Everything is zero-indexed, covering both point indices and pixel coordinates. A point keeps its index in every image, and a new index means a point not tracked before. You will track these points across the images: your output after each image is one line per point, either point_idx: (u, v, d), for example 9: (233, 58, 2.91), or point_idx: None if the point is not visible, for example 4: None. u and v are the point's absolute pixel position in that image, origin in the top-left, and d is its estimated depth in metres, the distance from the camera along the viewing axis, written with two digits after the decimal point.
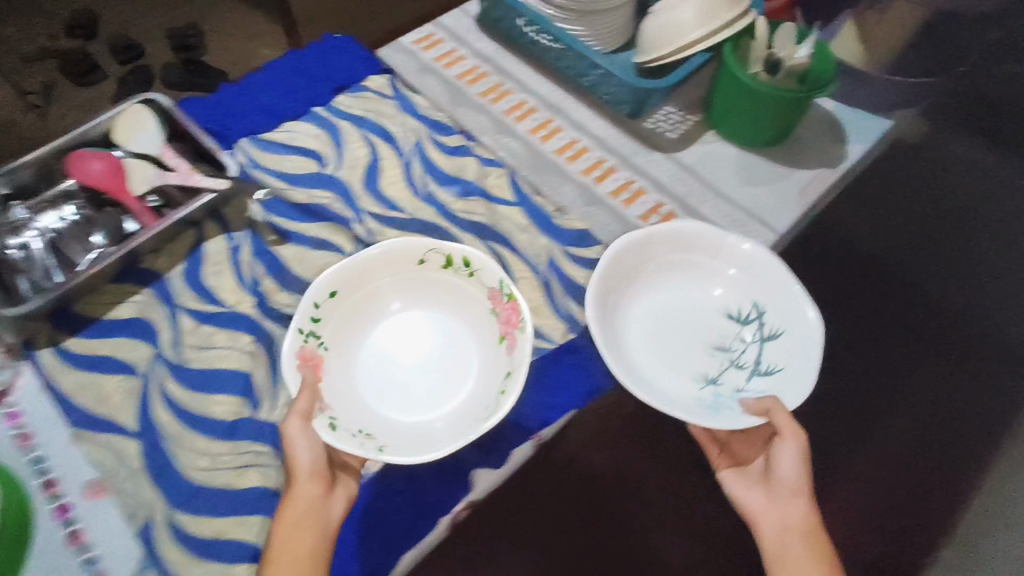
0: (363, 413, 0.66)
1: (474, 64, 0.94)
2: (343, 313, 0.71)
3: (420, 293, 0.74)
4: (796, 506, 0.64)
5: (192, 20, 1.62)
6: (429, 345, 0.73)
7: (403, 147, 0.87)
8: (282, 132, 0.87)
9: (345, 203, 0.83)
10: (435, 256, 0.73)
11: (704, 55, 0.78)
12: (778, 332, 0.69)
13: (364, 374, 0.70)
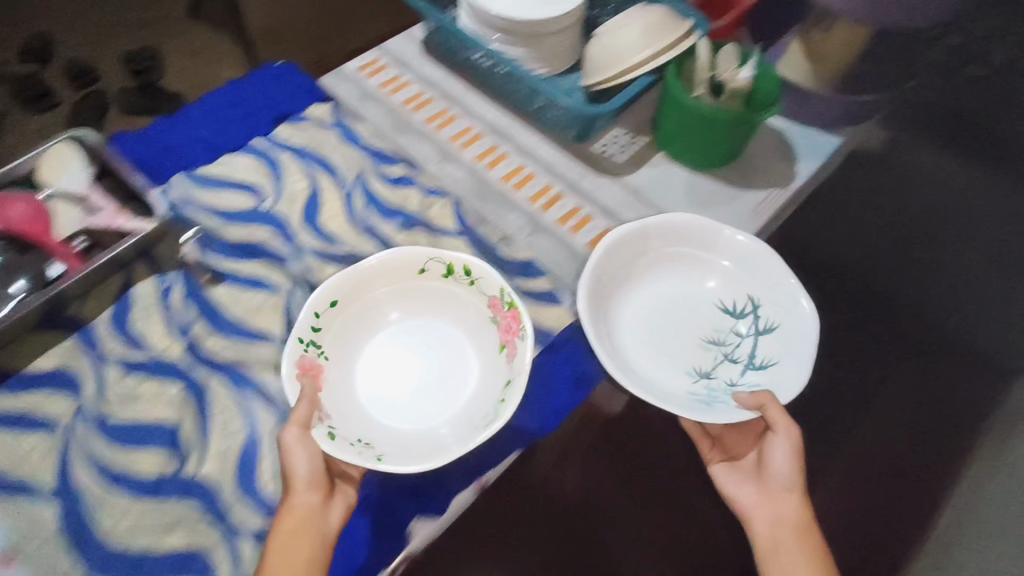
0: (361, 422, 0.61)
1: (420, 91, 0.86)
2: (345, 321, 0.66)
3: (425, 299, 0.69)
4: (788, 504, 0.63)
5: (149, 46, 1.74)
6: (435, 355, 0.67)
7: (343, 178, 0.78)
8: (220, 165, 0.77)
9: (281, 239, 0.72)
10: (436, 263, 0.67)
11: (649, 77, 0.79)
12: (773, 326, 0.69)
13: (367, 387, 0.64)
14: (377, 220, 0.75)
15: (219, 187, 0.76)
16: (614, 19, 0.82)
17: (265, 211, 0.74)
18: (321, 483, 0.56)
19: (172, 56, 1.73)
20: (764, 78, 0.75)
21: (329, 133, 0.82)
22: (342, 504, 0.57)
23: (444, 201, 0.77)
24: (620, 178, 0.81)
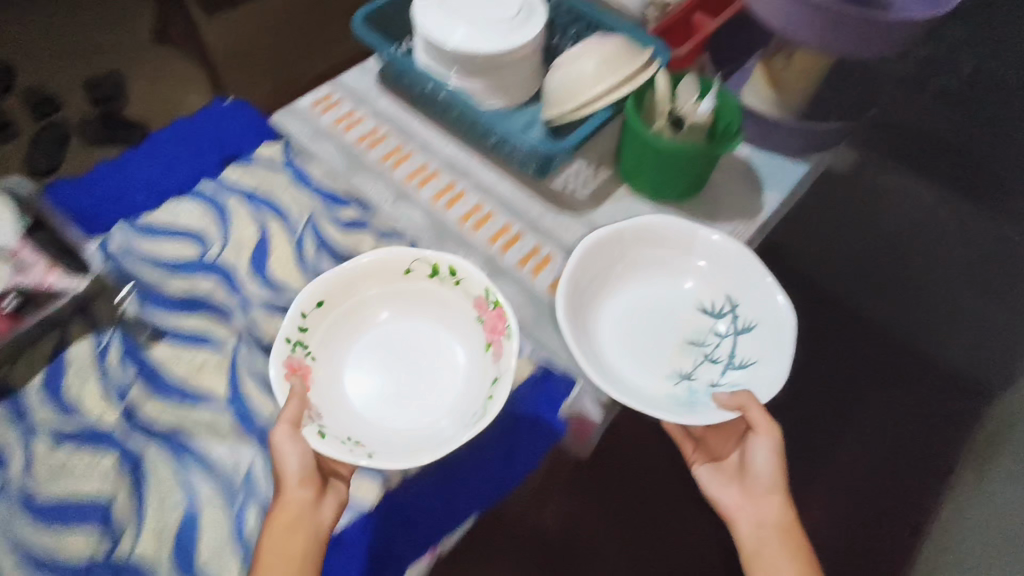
0: (350, 423, 0.61)
1: (375, 126, 0.84)
2: (333, 321, 0.66)
3: (412, 297, 0.69)
4: (772, 504, 0.66)
5: (113, 71, 1.69)
6: (423, 353, 0.68)
7: (293, 222, 0.75)
8: (163, 212, 0.74)
9: (227, 291, 0.69)
10: (422, 264, 0.68)
11: (609, 110, 0.77)
12: (752, 325, 0.68)
13: (355, 386, 0.65)
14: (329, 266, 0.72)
15: (162, 235, 0.72)
16: (570, 49, 0.80)
17: (211, 260, 0.71)
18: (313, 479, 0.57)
19: (135, 81, 1.68)
20: (724, 110, 0.74)
21: (281, 173, 0.79)
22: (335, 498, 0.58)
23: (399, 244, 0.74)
24: (582, 216, 0.78)
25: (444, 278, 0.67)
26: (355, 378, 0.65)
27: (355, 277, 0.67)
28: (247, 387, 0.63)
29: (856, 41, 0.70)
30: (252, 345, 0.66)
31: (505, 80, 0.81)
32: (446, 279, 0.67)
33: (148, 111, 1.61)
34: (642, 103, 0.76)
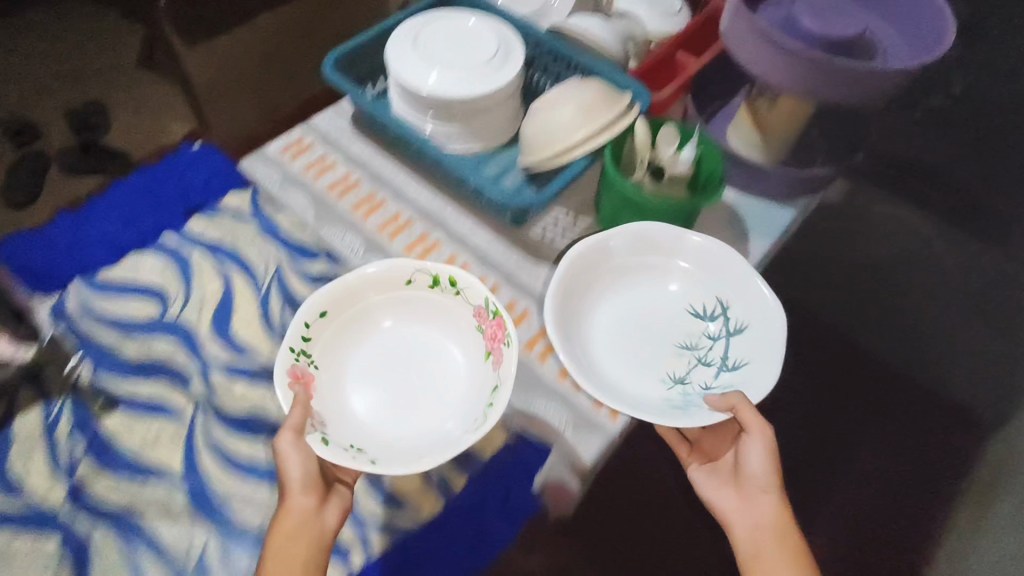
0: (351, 431, 0.60)
1: (347, 172, 0.81)
2: (334, 330, 0.66)
3: (412, 306, 0.69)
4: (766, 505, 0.62)
5: (95, 100, 1.66)
6: (422, 362, 0.67)
7: (260, 278, 0.72)
8: (122, 266, 0.71)
9: (188, 353, 0.66)
10: (423, 273, 0.68)
11: (588, 158, 0.75)
12: (743, 326, 0.66)
13: (354, 395, 0.64)
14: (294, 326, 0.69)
15: (120, 292, 0.69)
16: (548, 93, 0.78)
17: (171, 319, 0.68)
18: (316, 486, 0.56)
19: (118, 110, 1.65)
20: (707, 158, 0.72)
21: (250, 224, 0.76)
22: (338, 505, 0.58)
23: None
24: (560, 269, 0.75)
25: (444, 286, 0.67)
26: (355, 387, 0.64)
27: (354, 286, 0.66)
28: (206, 461, 0.60)
29: (842, 88, 0.67)
30: (209, 414, 0.63)
31: (482, 124, 0.81)
32: (447, 288, 0.67)
33: (132, 141, 1.58)
34: (620, 152, 0.75)
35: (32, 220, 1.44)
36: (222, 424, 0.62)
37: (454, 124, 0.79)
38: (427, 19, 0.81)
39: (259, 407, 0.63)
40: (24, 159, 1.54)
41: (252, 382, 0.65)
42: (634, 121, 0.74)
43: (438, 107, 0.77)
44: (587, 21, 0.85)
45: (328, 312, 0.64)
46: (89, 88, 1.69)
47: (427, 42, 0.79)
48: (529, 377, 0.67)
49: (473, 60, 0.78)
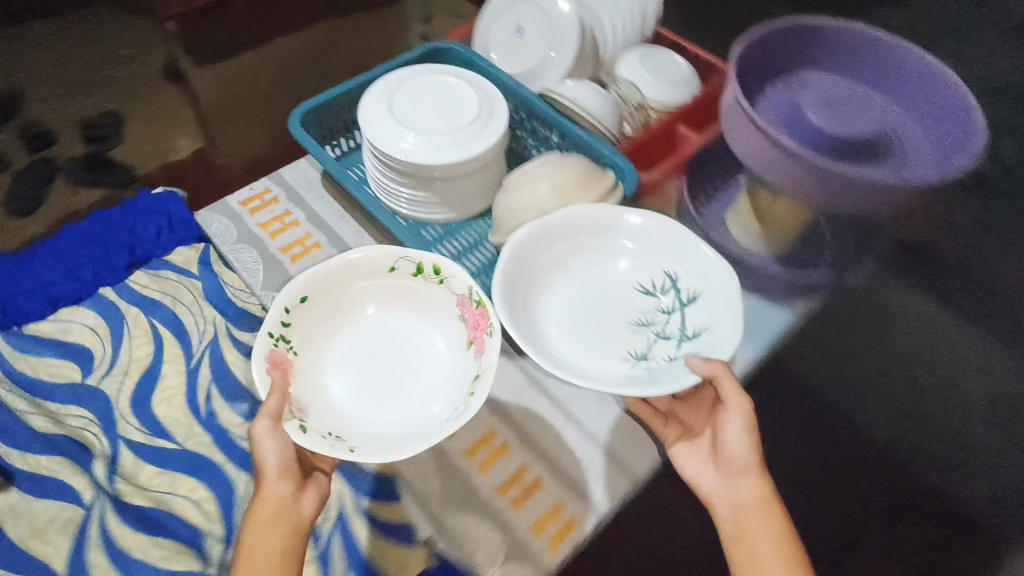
0: (328, 418, 0.59)
1: (307, 232, 0.75)
2: (314, 318, 0.63)
3: (398, 297, 0.66)
4: (752, 483, 0.53)
5: (113, 109, 1.63)
6: (405, 353, 0.65)
7: (193, 345, 0.67)
8: (52, 320, 0.68)
9: (103, 428, 0.64)
10: (407, 260, 0.65)
11: None
12: (697, 294, 0.61)
13: (336, 382, 0.62)
14: (216, 407, 0.63)
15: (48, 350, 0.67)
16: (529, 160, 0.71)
17: (92, 389, 0.66)
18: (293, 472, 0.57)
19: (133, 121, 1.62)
20: None
21: (194, 282, 0.71)
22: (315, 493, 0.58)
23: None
24: (518, 362, 0.67)
25: (425, 274, 0.65)
26: (333, 376, 0.62)
27: (335, 273, 0.63)
28: (93, 557, 0.58)
29: (839, 195, 0.59)
30: (104, 505, 0.60)
31: (455, 191, 0.75)
32: (430, 278, 0.64)
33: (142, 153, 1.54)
34: None
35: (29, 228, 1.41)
36: (118, 516, 0.60)
37: (424, 190, 0.74)
38: (408, 74, 0.76)
39: (160, 500, 0.60)
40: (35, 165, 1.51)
41: (162, 468, 0.62)
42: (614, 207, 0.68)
43: (409, 173, 0.72)
44: (578, 88, 0.78)
45: (307, 296, 0.62)
46: (107, 93, 1.66)
47: (402, 100, 0.73)
48: (461, 493, 0.60)
49: (450, 121, 0.72)
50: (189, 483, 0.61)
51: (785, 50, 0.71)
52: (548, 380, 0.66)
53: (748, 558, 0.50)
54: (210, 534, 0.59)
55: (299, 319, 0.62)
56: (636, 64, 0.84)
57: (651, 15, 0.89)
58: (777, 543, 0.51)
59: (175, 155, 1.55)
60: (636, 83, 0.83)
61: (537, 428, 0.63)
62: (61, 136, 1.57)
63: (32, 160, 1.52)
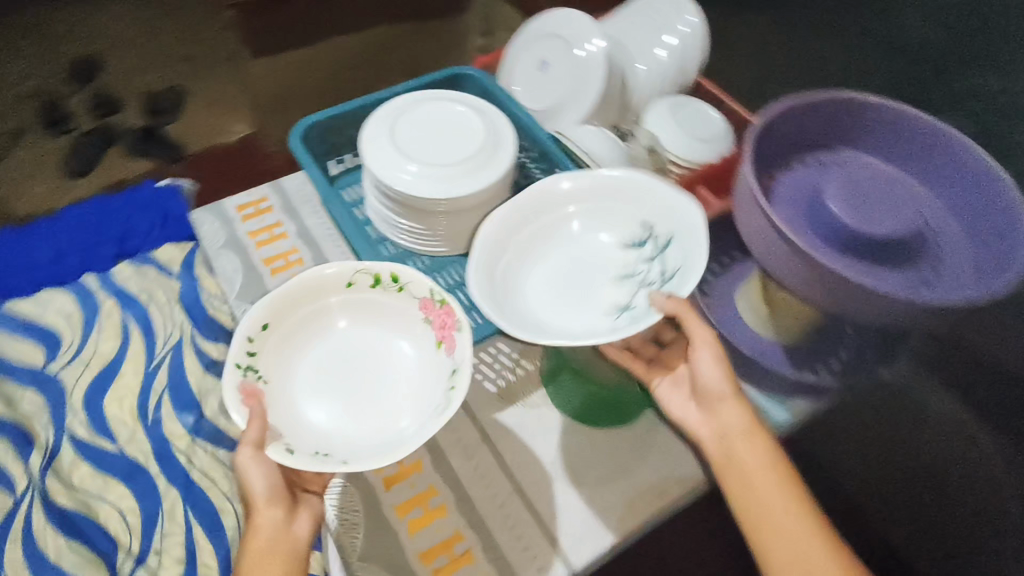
0: (307, 436, 0.55)
1: (293, 246, 0.74)
2: (285, 338, 0.59)
3: (367, 310, 0.62)
4: (732, 410, 0.54)
5: (177, 85, 1.59)
6: (373, 366, 0.61)
7: (157, 347, 0.66)
8: (32, 301, 0.68)
9: (51, 417, 0.61)
10: (364, 274, 0.60)
11: None
12: (671, 236, 0.57)
13: (312, 402, 0.58)
14: (164, 415, 0.62)
15: (17, 328, 0.66)
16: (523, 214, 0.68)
17: (51, 374, 0.64)
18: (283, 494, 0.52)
19: (195, 100, 1.58)
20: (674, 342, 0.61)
21: (171, 283, 0.71)
22: (305, 513, 0.54)
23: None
24: (474, 416, 0.64)
25: (384, 285, 0.61)
26: (304, 395, 0.58)
27: (299, 296, 0.60)
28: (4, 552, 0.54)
29: (845, 300, 0.53)
30: (33, 498, 0.56)
31: (448, 225, 0.72)
32: (390, 287, 0.61)
33: (197, 134, 1.53)
34: None
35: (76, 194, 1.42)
36: (41, 513, 0.56)
37: (416, 221, 0.71)
38: (416, 102, 0.74)
39: (86, 502, 0.57)
40: (94, 129, 1.49)
41: (97, 470, 0.59)
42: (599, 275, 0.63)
43: (409, 207, 0.70)
44: (587, 135, 0.74)
45: (270, 324, 0.57)
46: (171, 62, 1.62)
47: (406, 129, 0.71)
48: (386, 554, 0.56)
49: (459, 154, 0.70)
50: (119, 490, 0.58)
51: (826, 120, 0.64)
52: (501, 441, 0.62)
53: (742, 482, 0.51)
54: (125, 550, 0.56)
55: (266, 344, 0.57)
56: (662, 117, 0.78)
57: (692, 64, 0.84)
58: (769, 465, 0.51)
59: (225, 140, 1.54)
60: (659, 136, 0.78)
61: (480, 492, 0.59)
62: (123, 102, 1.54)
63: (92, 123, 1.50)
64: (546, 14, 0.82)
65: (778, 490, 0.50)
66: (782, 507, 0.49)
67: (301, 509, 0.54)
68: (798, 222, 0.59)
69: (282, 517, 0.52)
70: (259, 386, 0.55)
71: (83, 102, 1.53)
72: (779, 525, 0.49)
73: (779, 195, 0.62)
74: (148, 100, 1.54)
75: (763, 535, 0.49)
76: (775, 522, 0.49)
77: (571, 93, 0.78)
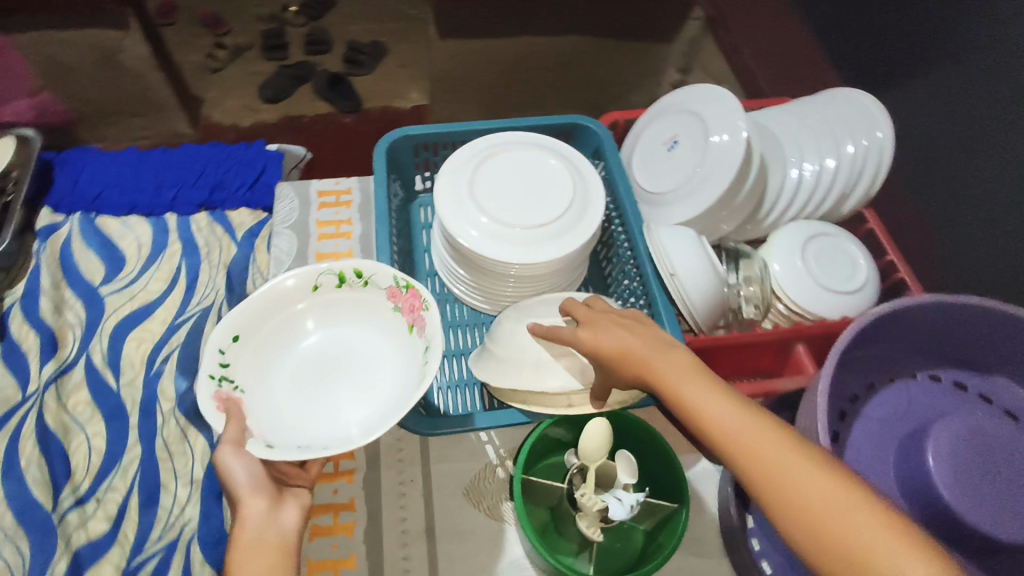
0: (294, 429, 0.50)
1: (349, 249, 0.72)
2: (261, 347, 0.53)
3: (339, 305, 0.56)
4: (664, 354, 0.41)
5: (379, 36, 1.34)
6: (350, 363, 0.55)
7: (191, 302, 0.69)
8: (120, 221, 0.73)
9: (83, 334, 0.66)
10: (327, 274, 0.54)
11: (519, 418, 0.57)
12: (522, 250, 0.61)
13: (299, 409, 0.52)
14: (165, 371, 0.65)
15: (97, 242, 0.72)
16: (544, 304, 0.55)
17: (100, 295, 0.69)
18: (269, 486, 0.45)
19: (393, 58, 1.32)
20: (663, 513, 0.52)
21: (230, 246, 0.73)
22: (294, 504, 0.45)
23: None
24: (430, 501, 0.58)
25: (349, 283, 0.55)
26: (285, 397, 0.52)
27: (283, 299, 0.54)
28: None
29: None
30: (33, 406, 0.62)
31: (495, 286, 0.65)
32: (356, 284, 0.55)
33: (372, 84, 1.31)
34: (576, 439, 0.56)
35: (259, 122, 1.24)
36: (35, 419, 0.61)
37: (466, 269, 0.65)
38: (485, 149, 0.66)
39: (66, 428, 0.61)
40: (297, 66, 1.29)
41: (92, 399, 0.63)
42: (598, 426, 0.50)
43: (469, 260, 0.63)
44: (680, 238, 0.60)
45: (242, 334, 0.51)
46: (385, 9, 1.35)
47: (481, 174, 0.64)
48: None
49: (546, 209, 0.62)
50: (100, 427, 0.62)
51: (982, 336, 0.48)
52: (442, 543, 0.56)
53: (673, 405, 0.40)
54: (72, 487, 0.59)
55: (243, 350, 0.51)
56: (789, 243, 0.64)
57: (856, 190, 0.67)
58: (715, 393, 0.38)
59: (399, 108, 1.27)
60: (777, 266, 0.63)
61: None
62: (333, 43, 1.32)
63: (300, 58, 1.30)
64: (691, 87, 0.71)
65: (740, 420, 0.36)
66: (752, 435, 0.35)
67: (289, 500, 0.45)
68: (878, 459, 0.48)
69: (268, 508, 0.43)
70: (237, 397, 0.49)
71: (302, 33, 1.33)
72: (763, 463, 0.34)
73: (871, 412, 0.50)
74: (351, 45, 1.31)
75: (760, 490, 0.34)
76: (760, 460, 0.34)
77: (694, 184, 0.65)
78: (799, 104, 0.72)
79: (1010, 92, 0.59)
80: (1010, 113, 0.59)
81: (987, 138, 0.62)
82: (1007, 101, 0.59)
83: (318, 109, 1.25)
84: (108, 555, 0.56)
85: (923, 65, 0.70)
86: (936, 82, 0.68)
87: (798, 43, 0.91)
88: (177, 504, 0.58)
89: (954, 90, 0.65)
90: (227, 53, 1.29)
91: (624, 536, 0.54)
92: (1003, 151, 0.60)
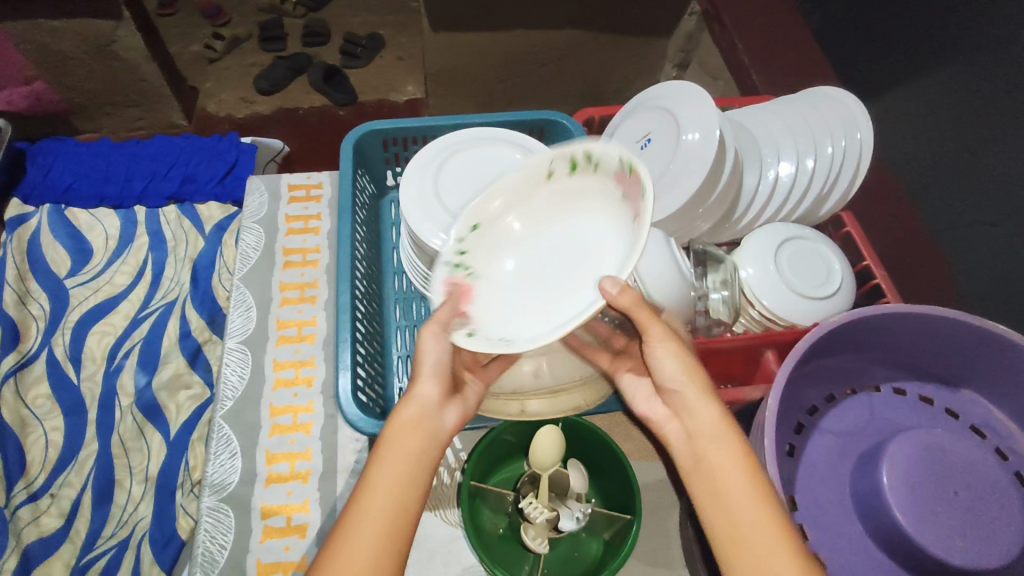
0: (507, 328, 0.42)
1: (316, 245, 0.70)
2: (497, 244, 0.46)
3: (575, 196, 0.44)
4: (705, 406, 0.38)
5: (376, 30, 1.32)
6: (581, 258, 0.43)
7: (155, 297, 0.69)
8: (88, 212, 0.73)
9: (45, 328, 0.66)
10: (560, 157, 0.44)
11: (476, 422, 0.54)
12: None
13: (521, 309, 0.43)
14: (126, 365, 0.66)
15: (63, 234, 0.71)
16: None
17: (66, 288, 0.69)
18: (444, 375, 0.41)
19: (390, 51, 1.31)
20: (618, 523, 0.51)
21: (198, 241, 0.72)
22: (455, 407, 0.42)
23: (199, 390, 0.65)
24: None
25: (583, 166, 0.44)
26: (514, 296, 0.44)
27: (522, 187, 0.45)
28: None
29: None
30: None
31: None
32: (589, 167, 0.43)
33: (367, 76, 1.28)
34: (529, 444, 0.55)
35: (254, 114, 1.23)
36: None
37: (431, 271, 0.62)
38: (454, 145, 0.65)
39: (23, 423, 0.61)
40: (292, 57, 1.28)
41: (52, 393, 0.64)
42: (553, 436, 0.50)
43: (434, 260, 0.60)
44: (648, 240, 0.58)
45: (483, 223, 0.46)
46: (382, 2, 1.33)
47: (451, 171, 0.63)
48: None
49: None
50: (58, 421, 0.62)
51: (947, 347, 0.47)
52: None
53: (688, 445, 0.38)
54: (26, 482, 0.60)
55: (480, 241, 0.46)
56: (761, 245, 0.62)
57: (834, 194, 0.66)
58: (748, 480, 0.35)
59: (395, 101, 1.27)
60: (751, 270, 0.61)
61: None
62: (330, 36, 1.31)
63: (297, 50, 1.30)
64: (665, 82, 0.69)
65: (763, 518, 0.34)
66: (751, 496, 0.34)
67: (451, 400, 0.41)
68: (835, 476, 0.47)
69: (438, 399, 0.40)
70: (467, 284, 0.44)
71: (300, 26, 1.33)
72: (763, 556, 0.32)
73: (830, 425, 0.49)
74: (346, 38, 1.29)
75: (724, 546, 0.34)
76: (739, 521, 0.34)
77: (668, 182, 0.63)
78: (782, 102, 0.70)
79: (1011, 97, 0.57)
80: (1007, 116, 0.57)
81: (992, 141, 0.58)
82: (1015, 107, 0.56)
83: (313, 102, 1.24)
84: (59, 553, 0.57)
85: (918, 65, 0.67)
86: (931, 82, 0.65)
87: (795, 38, 0.88)
88: (131, 501, 0.60)
89: (948, 93, 0.63)
90: (225, 43, 1.28)
91: (580, 547, 0.53)
92: (1009, 155, 0.57)
